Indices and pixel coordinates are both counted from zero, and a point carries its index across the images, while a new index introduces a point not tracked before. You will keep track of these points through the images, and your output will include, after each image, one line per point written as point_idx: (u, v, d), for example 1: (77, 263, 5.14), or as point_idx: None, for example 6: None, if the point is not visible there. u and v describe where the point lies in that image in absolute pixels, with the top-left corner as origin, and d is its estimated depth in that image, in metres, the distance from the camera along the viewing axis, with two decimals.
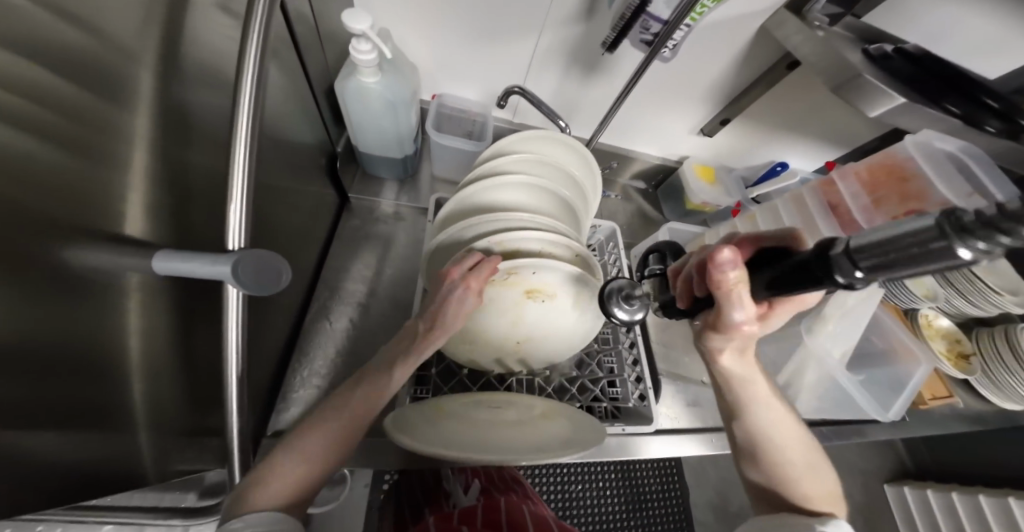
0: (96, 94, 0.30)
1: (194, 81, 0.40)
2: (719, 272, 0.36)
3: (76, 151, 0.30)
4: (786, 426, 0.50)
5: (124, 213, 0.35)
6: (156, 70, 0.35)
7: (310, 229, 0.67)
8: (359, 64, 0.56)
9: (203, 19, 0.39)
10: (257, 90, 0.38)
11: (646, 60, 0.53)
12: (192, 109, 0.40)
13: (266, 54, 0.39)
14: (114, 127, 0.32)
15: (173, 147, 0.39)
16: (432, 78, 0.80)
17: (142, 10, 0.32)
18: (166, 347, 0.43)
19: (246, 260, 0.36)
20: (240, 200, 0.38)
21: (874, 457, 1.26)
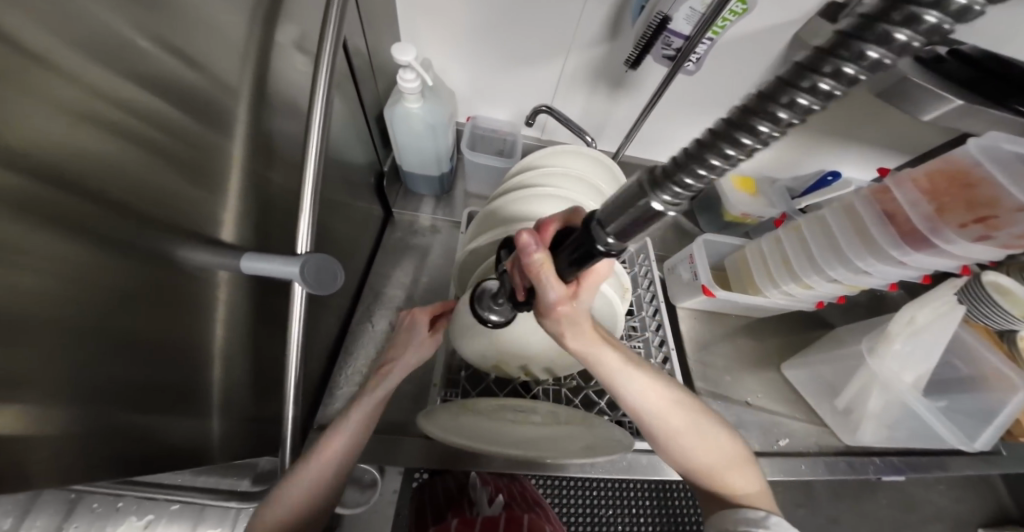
0: (207, 125, 0.37)
1: (275, 110, 0.47)
2: (523, 254, 0.34)
3: (191, 170, 0.37)
4: (662, 396, 0.47)
5: (220, 220, 0.42)
6: (249, 104, 0.42)
7: (359, 239, 0.74)
8: (405, 91, 0.63)
9: (284, 58, 0.47)
10: (324, 118, 0.44)
11: (670, 73, 0.55)
12: (273, 135, 0.48)
13: (332, 86, 0.45)
14: (218, 150, 0.40)
15: (258, 166, 0.46)
16: (468, 101, 0.87)
17: (242, 57, 0.40)
18: (239, 336, 0.49)
19: (311, 262, 0.41)
20: (309, 210, 0.44)
21: (964, 503, 1.10)
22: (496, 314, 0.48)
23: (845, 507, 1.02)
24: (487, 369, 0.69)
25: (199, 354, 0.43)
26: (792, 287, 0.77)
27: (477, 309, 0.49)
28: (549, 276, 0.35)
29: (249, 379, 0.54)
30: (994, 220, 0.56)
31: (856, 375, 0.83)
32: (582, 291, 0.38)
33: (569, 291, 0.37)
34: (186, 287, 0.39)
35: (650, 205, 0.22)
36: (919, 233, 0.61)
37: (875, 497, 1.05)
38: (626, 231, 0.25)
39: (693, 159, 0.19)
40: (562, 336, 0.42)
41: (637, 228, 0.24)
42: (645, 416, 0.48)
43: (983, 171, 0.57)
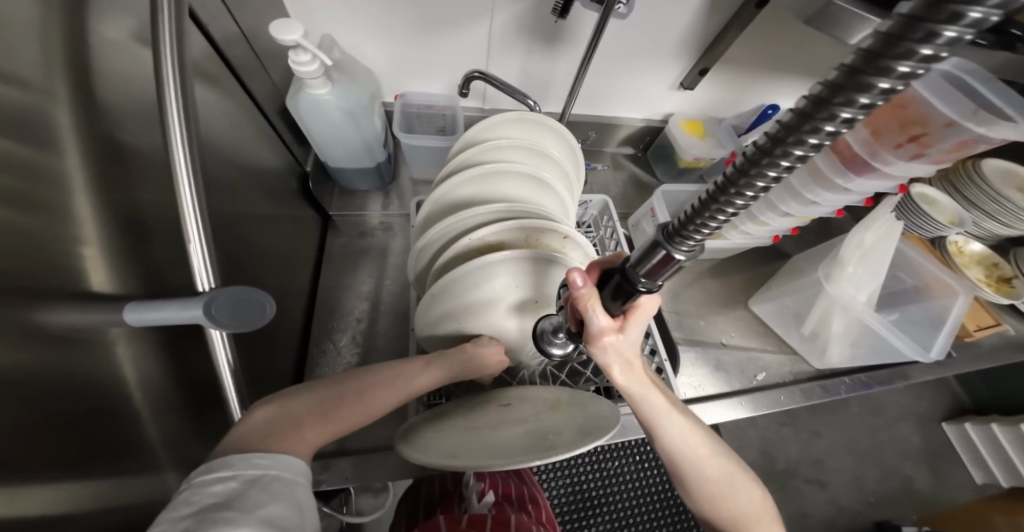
0: (21, 146, 0.29)
1: (125, 118, 0.38)
2: (572, 288, 0.33)
3: (16, 208, 0.29)
4: (698, 440, 0.42)
5: (86, 268, 0.35)
6: (74, 108, 0.33)
7: (297, 253, 0.67)
8: (304, 77, 0.54)
9: (117, 52, 0.38)
10: (187, 115, 0.36)
11: (600, 21, 0.49)
12: (132, 147, 0.39)
13: (189, 76, 0.37)
14: (49, 176, 0.31)
15: (120, 188, 0.38)
16: (392, 78, 0.78)
17: (42, 50, 0.31)
18: (161, 392, 0.43)
19: (222, 297, 0.36)
20: (198, 239, 0.37)
21: (924, 397, 1.21)
22: (559, 348, 0.48)
23: (823, 420, 1.11)
24: None
25: (109, 424, 0.37)
26: (749, 227, 0.73)
27: (539, 345, 0.49)
28: (597, 308, 0.34)
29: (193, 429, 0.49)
30: (925, 138, 0.52)
31: (818, 301, 0.85)
32: (632, 331, 0.37)
33: (618, 323, 0.35)
34: (66, 353, 0.33)
35: (672, 253, 0.25)
36: (859, 158, 0.56)
37: (847, 406, 1.14)
38: (656, 270, 0.28)
39: (725, 193, 0.21)
40: (608, 372, 0.39)
41: (663, 267, 0.27)
42: (677, 463, 0.42)
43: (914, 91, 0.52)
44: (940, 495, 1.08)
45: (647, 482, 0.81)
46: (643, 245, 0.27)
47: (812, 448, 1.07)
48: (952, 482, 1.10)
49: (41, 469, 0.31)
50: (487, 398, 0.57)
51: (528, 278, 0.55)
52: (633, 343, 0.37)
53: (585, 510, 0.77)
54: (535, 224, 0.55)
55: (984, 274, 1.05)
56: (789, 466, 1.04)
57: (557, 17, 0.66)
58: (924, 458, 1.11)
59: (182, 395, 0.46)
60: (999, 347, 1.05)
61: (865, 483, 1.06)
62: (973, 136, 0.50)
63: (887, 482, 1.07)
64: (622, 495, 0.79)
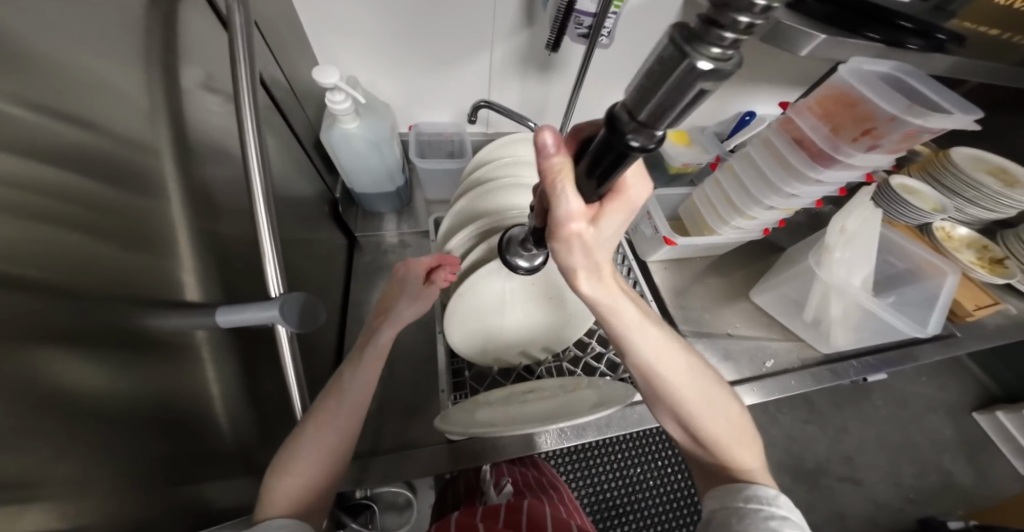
0: (139, 188, 0.38)
1: (205, 161, 0.47)
2: (541, 154, 0.30)
3: (139, 235, 0.38)
4: (668, 355, 0.46)
5: (181, 282, 0.43)
6: (173, 156, 0.42)
7: (329, 270, 0.75)
8: (338, 114, 0.63)
9: (198, 106, 0.47)
10: (261, 156, 0.45)
11: (588, 51, 0.58)
12: (210, 185, 0.48)
13: (260, 124, 0.46)
14: (158, 211, 0.40)
15: (203, 220, 0.46)
16: (405, 111, 0.87)
17: (149, 112, 0.40)
18: (230, 388, 0.50)
19: (287, 301, 0.43)
20: (273, 255, 0.46)
21: (951, 389, 1.23)
22: (523, 261, 0.52)
23: (848, 415, 1.13)
24: (489, 362, 0.73)
25: (195, 413, 0.44)
26: (739, 221, 0.79)
27: (506, 256, 0.52)
28: (568, 188, 0.30)
29: (252, 424, 0.55)
30: (875, 131, 0.60)
31: (813, 287, 0.90)
32: (606, 219, 0.32)
33: (590, 211, 0.32)
34: (168, 352, 0.40)
35: (688, 74, 0.19)
36: (824, 153, 0.64)
37: (871, 399, 1.17)
38: (660, 115, 0.22)
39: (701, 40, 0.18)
40: (576, 277, 0.38)
41: (662, 113, 0.22)
42: (650, 373, 0.47)
43: (858, 92, 0.61)
44: (976, 485, 1.09)
45: (670, 485, 0.83)
46: (637, 78, 0.22)
47: (841, 444, 1.09)
48: (997, 475, 1.10)
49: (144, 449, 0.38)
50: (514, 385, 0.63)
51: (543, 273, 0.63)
52: (604, 235, 0.33)
53: (611, 518, 0.80)
54: None
55: (978, 257, 1.11)
56: (819, 465, 1.07)
57: (551, 50, 0.76)
58: (961, 450, 1.13)
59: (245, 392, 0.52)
60: (1004, 326, 1.09)
61: (901, 479, 1.07)
62: (915, 127, 0.57)
63: (926, 477, 1.08)
64: (647, 502, 0.81)
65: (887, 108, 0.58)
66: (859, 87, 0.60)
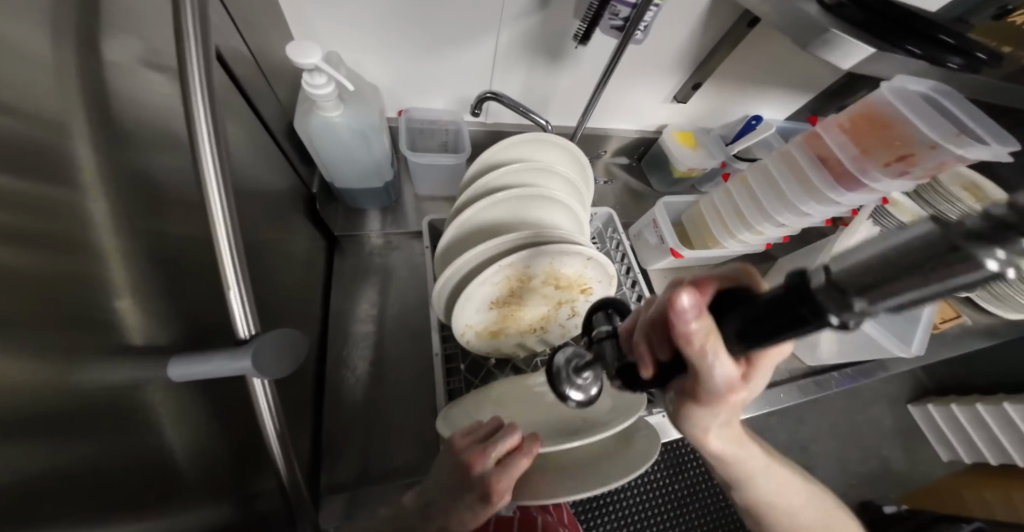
0: (45, 180, 0.27)
1: (145, 149, 0.37)
2: (681, 319, 0.26)
3: (53, 250, 0.28)
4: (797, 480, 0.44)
5: (125, 320, 0.33)
6: (93, 134, 0.31)
7: (307, 278, 0.65)
8: (318, 99, 0.53)
9: (133, 85, 0.36)
10: (220, 150, 0.35)
11: (619, 47, 0.50)
12: (152, 175, 0.37)
13: (217, 108, 0.35)
14: (77, 212, 0.29)
15: (145, 217, 0.36)
16: (394, 94, 0.76)
17: (53, 75, 0.28)
18: (194, 431, 0.41)
19: (264, 345, 0.37)
20: (237, 282, 0.37)
21: (892, 379, 1.21)
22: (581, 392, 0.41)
23: None
24: (487, 373, 0.67)
25: (150, 474, 0.35)
26: (747, 236, 0.76)
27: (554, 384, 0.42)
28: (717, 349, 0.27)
29: (227, 462, 0.47)
30: (912, 158, 0.56)
31: None
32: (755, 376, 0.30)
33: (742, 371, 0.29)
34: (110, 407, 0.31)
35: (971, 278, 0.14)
36: (850, 173, 0.60)
37: None
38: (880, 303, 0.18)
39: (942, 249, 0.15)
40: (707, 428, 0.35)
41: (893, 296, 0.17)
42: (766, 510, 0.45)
43: (894, 110, 0.57)
44: None
45: None
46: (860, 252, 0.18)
47: None
48: None
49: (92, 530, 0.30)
50: (510, 384, 0.59)
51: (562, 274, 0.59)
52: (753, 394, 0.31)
53: None
54: (563, 249, 0.55)
55: None
56: None
57: (582, 42, 0.68)
58: None
59: (215, 435, 0.44)
60: (962, 336, 1.13)
61: None
62: (953, 157, 0.53)
63: (867, 464, 1.06)
64: None
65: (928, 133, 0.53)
66: (894, 104, 0.57)
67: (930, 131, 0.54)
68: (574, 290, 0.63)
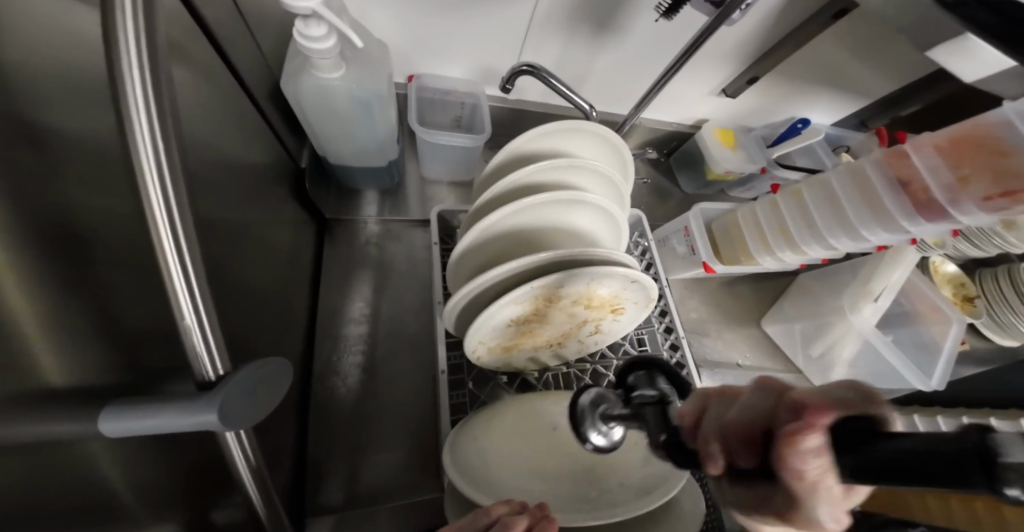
0: None
1: (40, 96, 0.25)
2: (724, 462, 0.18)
3: None
4: None
5: (31, 353, 0.24)
6: None
7: (291, 270, 0.55)
8: (313, 55, 0.41)
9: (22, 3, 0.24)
10: (164, 115, 0.24)
11: (709, 27, 0.40)
12: (51, 132, 0.25)
13: (156, 49, 0.24)
14: None
15: (40, 194, 0.24)
16: (404, 55, 0.64)
17: None
18: (142, 474, 0.32)
19: (254, 376, 0.28)
20: (195, 306, 0.26)
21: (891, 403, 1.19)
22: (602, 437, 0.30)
23: None
24: (495, 368, 0.60)
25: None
26: (787, 255, 0.68)
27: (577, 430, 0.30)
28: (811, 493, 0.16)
29: (188, 504, 0.37)
30: (1022, 195, 0.48)
31: (835, 327, 0.85)
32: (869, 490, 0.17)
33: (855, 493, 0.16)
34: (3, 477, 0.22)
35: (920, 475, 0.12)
36: (936, 203, 0.53)
37: None
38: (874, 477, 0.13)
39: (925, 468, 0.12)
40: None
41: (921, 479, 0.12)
42: None
43: (1015, 135, 0.48)
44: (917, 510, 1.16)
45: None
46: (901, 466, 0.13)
47: None
48: None
49: None
50: (527, 411, 0.51)
51: (595, 298, 0.52)
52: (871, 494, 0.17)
53: None
54: (605, 270, 0.47)
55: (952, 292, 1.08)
56: None
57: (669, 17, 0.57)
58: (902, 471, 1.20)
59: (174, 479, 0.35)
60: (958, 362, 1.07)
61: None
62: None
63: None
64: None
65: None
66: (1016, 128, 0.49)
67: None
68: (604, 309, 0.54)
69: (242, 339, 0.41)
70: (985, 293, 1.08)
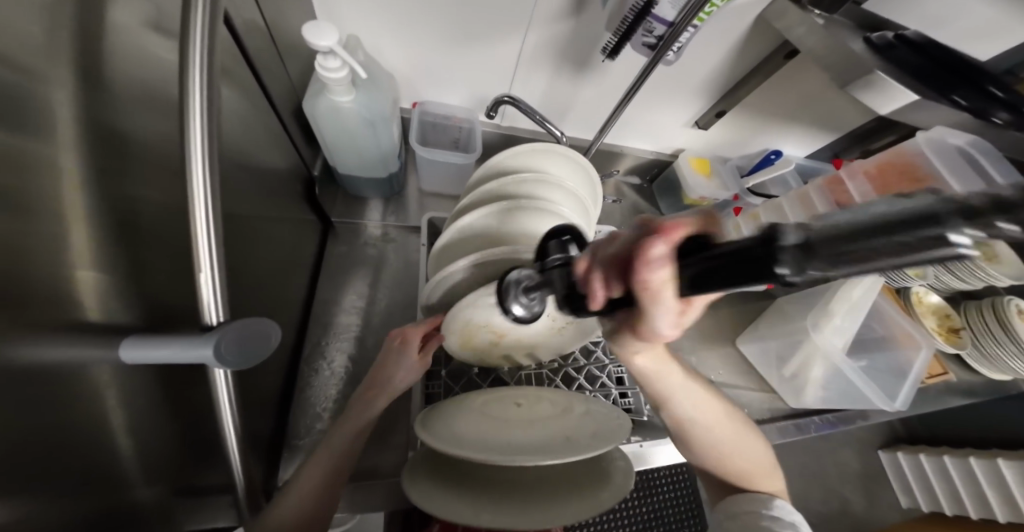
0: (9, 132, 0.24)
1: (128, 108, 0.34)
2: (646, 269, 0.26)
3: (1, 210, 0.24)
4: (715, 409, 0.52)
5: (82, 294, 0.31)
6: (74, 91, 0.29)
7: (294, 259, 0.63)
8: (329, 82, 0.51)
9: (124, 41, 0.33)
10: (210, 118, 0.33)
11: (649, 65, 0.49)
12: (131, 136, 0.34)
13: (214, 77, 0.34)
14: (36, 168, 0.26)
15: (116, 183, 0.33)
16: (411, 85, 0.75)
17: (44, 15, 0.26)
18: (148, 413, 0.38)
19: (241, 328, 0.35)
20: (211, 265, 0.35)
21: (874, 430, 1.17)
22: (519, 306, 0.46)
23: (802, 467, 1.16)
24: (469, 361, 0.66)
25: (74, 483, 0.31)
26: None
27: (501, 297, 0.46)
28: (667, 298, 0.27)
29: (175, 450, 0.43)
30: None
31: (801, 347, 0.90)
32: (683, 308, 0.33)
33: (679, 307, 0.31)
34: (54, 388, 0.29)
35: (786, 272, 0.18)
36: None
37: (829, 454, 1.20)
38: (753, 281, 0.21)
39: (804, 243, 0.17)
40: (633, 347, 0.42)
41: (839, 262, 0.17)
42: (693, 436, 0.52)
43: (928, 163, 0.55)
44: None
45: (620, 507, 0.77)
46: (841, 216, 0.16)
47: None
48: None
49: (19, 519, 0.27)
50: (488, 397, 0.57)
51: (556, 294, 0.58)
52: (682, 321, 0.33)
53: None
54: None
55: (937, 324, 1.05)
56: None
57: (608, 56, 0.67)
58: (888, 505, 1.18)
59: (166, 425, 0.41)
60: (944, 393, 1.05)
61: None
62: None
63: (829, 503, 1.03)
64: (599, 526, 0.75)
65: (960, 192, 0.52)
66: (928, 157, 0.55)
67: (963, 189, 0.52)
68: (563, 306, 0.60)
69: (244, 310, 0.48)
70: (970, 325, 1.06)
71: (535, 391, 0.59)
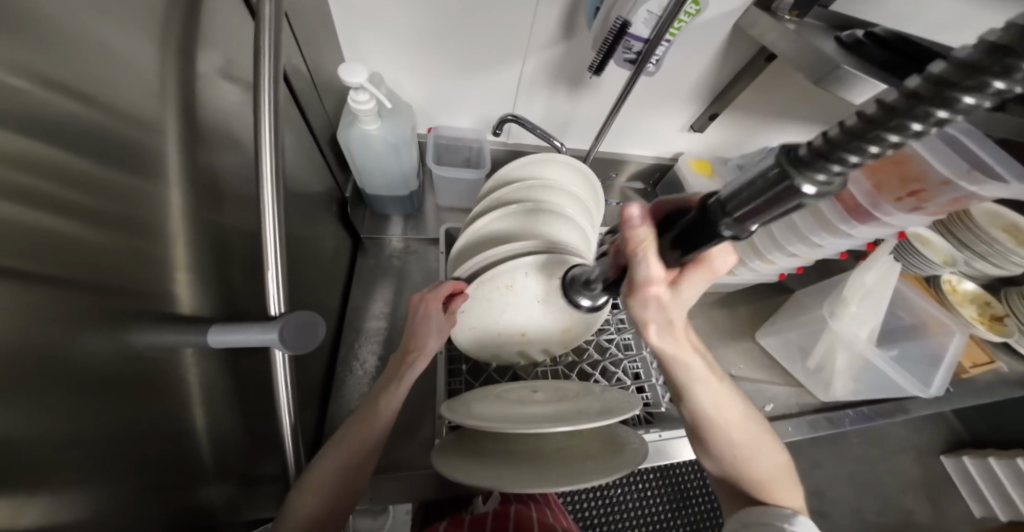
0: (133, 171, 0.32)
1: (213, 147, 0.42)
2: (626, 226, 0.36)
3: (127, 227, 0.32)
4: (723, 402, 0.52)
5: (177, 293, 0.38)
6: (178, 138, 0.37)
7: (331, 270, 0.70)
8: (359, 114, 0.59)
9: (210, 91, 0.42)
10: (276, 149, 0.41)
11: (632, 77, 0.55)
12: (216, 170, 0.43)
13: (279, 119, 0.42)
14: (152, 198, 0.34)
15: (205, 209, 0.41)
16: (426, 113, 0.84)
17: (157, 81, 0.35)
18: (220, 399, 0.44)
19: (291, 319, 0.41)
20: (276, 267, 0.42)
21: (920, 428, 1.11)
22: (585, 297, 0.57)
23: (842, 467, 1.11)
24: (487, 358, 0.70)
25: (157, 473, 0.36)
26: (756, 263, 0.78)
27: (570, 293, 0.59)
28: (649, 253, 0.36)
29: (241, 435, 0.49)
30: (924, 193, 0.57)
31: (822, 337, 0.88)
32: (683, 280, 0.38)
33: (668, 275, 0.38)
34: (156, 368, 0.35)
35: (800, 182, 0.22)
36: (863, 208, 0.61)
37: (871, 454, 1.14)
38: (751, 215, 0.26)
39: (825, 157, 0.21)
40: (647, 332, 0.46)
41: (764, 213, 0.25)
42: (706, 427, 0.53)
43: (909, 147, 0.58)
44: None
45: (645, 505, 0.77)
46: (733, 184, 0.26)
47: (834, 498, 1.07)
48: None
49: (131, 477, 0.33)
50: (505, 387, 0.61)
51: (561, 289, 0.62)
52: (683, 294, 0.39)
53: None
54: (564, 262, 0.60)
55: (978, 312, 1.00)
56: None
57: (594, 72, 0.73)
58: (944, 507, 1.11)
59: (234, 412, 0.47)
60: (994, 383, 1.00)
61: None
62: (966, 193, 0.55)
63: (888, 515, 0.96)
64: (625, 523, 0.75)
65: (940, 170, 0.56)
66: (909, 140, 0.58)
67: (945, 167, 0.56)
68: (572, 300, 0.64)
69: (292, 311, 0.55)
70: (1015, 312, 1.01)
71: (549, 380, 0.62)
